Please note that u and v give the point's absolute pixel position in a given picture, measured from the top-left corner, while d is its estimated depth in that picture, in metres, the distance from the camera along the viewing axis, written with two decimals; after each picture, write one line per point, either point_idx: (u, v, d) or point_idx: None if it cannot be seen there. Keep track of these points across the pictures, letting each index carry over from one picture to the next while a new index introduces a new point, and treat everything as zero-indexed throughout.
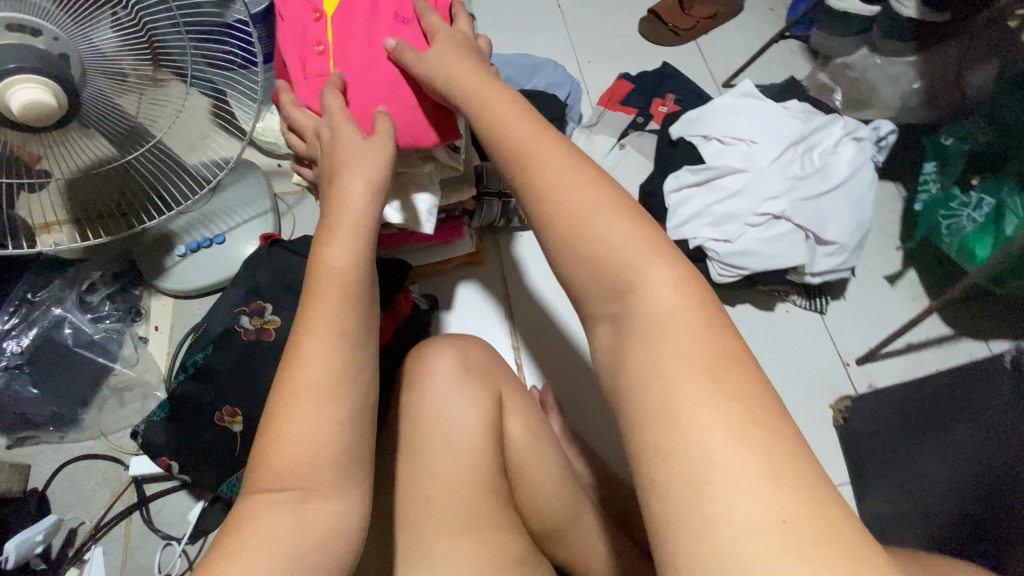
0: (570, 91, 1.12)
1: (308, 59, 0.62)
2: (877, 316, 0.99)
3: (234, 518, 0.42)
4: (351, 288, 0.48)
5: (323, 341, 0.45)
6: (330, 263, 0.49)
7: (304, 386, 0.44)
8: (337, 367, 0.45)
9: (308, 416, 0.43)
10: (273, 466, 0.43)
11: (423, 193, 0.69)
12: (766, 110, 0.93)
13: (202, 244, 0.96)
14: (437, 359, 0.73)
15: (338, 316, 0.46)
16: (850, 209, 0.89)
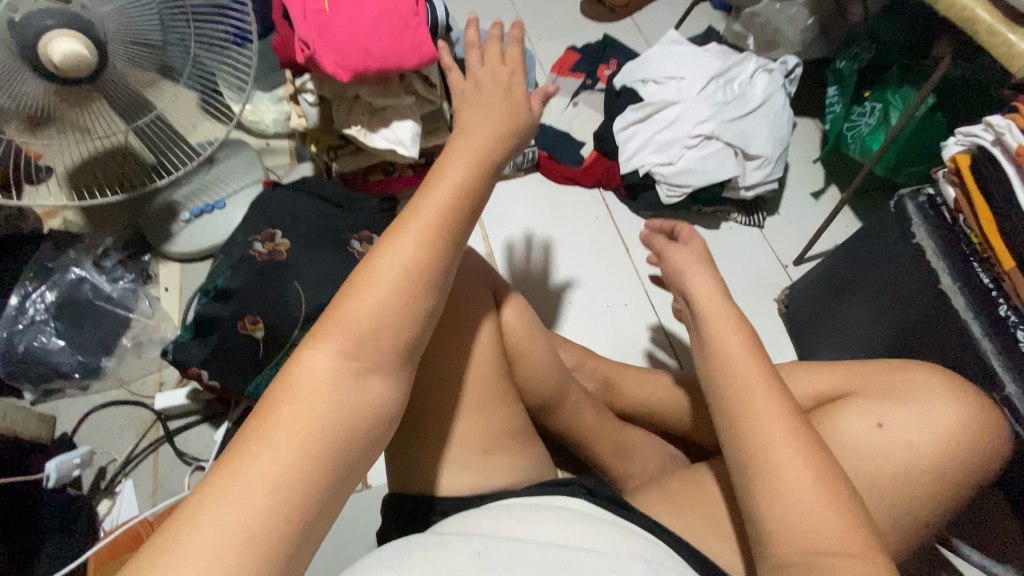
0: (524, 60, 1.27)
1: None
2: (806, 225, 1.16)
3: (285, 374, 0.43)
4: (455, 211, 0.50)
5: (416, 243, 0.47)
6: (439, 186, 0.51)
7: (389, 270, 0.46)
8: (413, 260, 0.47)
9: (388, 298, 0.45)
10: (348, 329, 0.44)
11: (407, 121, 0.85)
12: (691, 52, 1.09)
13: (205, 209, 1.05)
14: None
15: (436, 224, 0.48)
16: (769, 127, 1.05)
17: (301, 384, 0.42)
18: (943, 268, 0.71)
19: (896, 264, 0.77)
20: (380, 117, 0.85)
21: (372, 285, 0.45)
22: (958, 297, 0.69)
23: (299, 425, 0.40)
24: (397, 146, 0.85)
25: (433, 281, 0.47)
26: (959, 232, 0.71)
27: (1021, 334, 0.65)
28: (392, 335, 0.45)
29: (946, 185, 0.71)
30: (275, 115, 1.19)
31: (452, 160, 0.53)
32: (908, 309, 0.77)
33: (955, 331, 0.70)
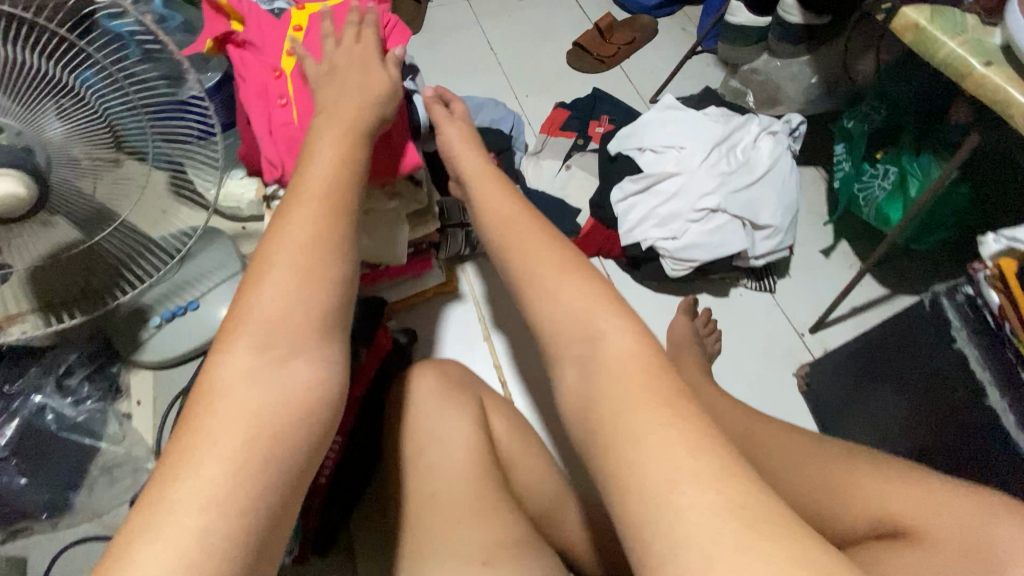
0: (513, 124, 1.21)
1: (271, 110, 0.69)
2: (820, 287, 1.09)
3: (199, 392, 0.44)
4: (334, 191, 0.53)
5: (303, 229, 0.50)
6: (312, 176, 0.54)
7: (282, 256, 0.48)
8: (306, 238, 0.50)
9: (287, 278, 0.48)
10: (254, 322, 0.46)
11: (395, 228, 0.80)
12: (689, 118, 1.03)
13: (177, 312, 0.98)
14: (419, 376, 0.82)
15: (318, 206, 0.52)
16: (777, 194, 0.99)
17: (219, 390, 0.43)
18: (990, 383, 0.64)
19: (930, 360, 0.72)
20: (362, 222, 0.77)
21: (270, 270, 0.48)
22: (1008, 415, 0.63)
23: (226, 423, 0.41)
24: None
25: (331, 253, 0.50)
26: (1001, 336, 0.63)
27: None
28: (307, 314, 0.47)
29: (987, 288, 0.64)
30: (249, 200, 1.11)
31: (326, 145, 0.57)
32: (939, 402, 0.71)
33: (995, 439, 0.64)
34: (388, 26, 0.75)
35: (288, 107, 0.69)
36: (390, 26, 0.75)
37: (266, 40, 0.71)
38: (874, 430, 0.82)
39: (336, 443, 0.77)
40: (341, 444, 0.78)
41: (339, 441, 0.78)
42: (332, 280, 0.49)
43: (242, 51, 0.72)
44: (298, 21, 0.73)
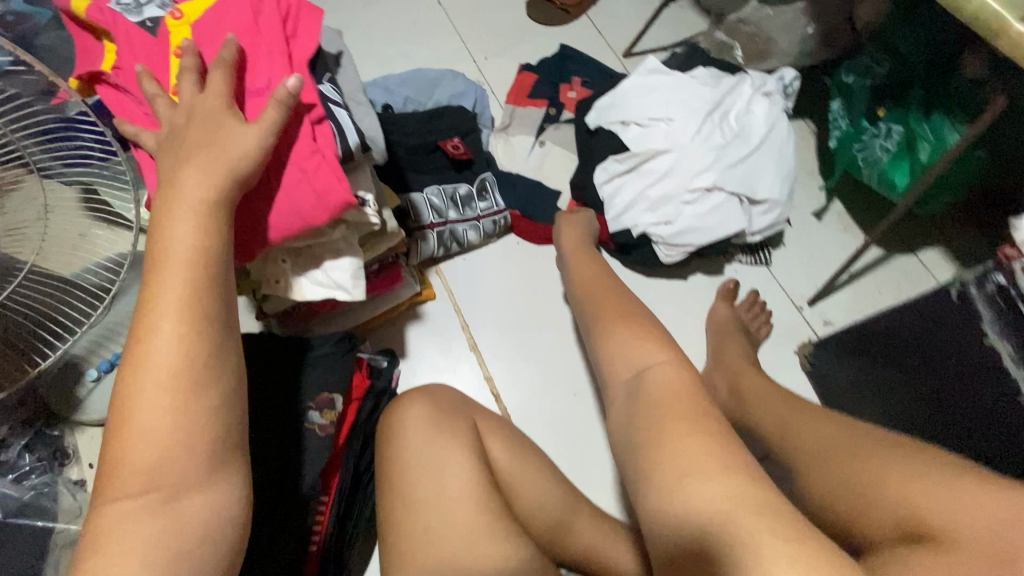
0: (475, 98, 1.06)
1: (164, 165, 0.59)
2: (821, 254, 1.04)
3: (90, 529, 0.43)
4: (206, 287, 0.49)
5: (171, 352, 0.46)
6: (172, 262, 0.49)
7: (149, 384, 0.45)
8: (179, 353, 0.46)
9: (168, 403, 0.45)
10: (137, 457, 0.44)
11: (343, 257, 0.67)
12: (676, 84, 0.92)
13: (116, 361, 0.86)
14: (408, 406, 0.75)
15: (184, 317, 0.47)
16: (774, 164, 0.90)
17: (104, 525, 0.43)
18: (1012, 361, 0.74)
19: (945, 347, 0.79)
20: (306, 256, 0.67)
21: (146, 396, 0.45)
22: None
23: (125, 554, 0.42)
24: (335, 290, 0.68)
25: (210, 370, 0.47)
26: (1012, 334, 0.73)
27: None
28: (191, 438, 0.45)
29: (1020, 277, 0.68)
30: None
31: (189, 225, 0.50)
32: (947, 375, 0.79)
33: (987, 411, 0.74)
34: (288, 18, 0.63)
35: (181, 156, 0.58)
36: (290, 14, 0.64)
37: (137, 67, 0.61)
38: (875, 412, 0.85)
39: (323, 504, 0.70)
40: (329, 503, 0.71)
41: (326, 502, 0.71)
42: (218, 400, 0.47)
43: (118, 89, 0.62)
44: (178, 38, 0.62)
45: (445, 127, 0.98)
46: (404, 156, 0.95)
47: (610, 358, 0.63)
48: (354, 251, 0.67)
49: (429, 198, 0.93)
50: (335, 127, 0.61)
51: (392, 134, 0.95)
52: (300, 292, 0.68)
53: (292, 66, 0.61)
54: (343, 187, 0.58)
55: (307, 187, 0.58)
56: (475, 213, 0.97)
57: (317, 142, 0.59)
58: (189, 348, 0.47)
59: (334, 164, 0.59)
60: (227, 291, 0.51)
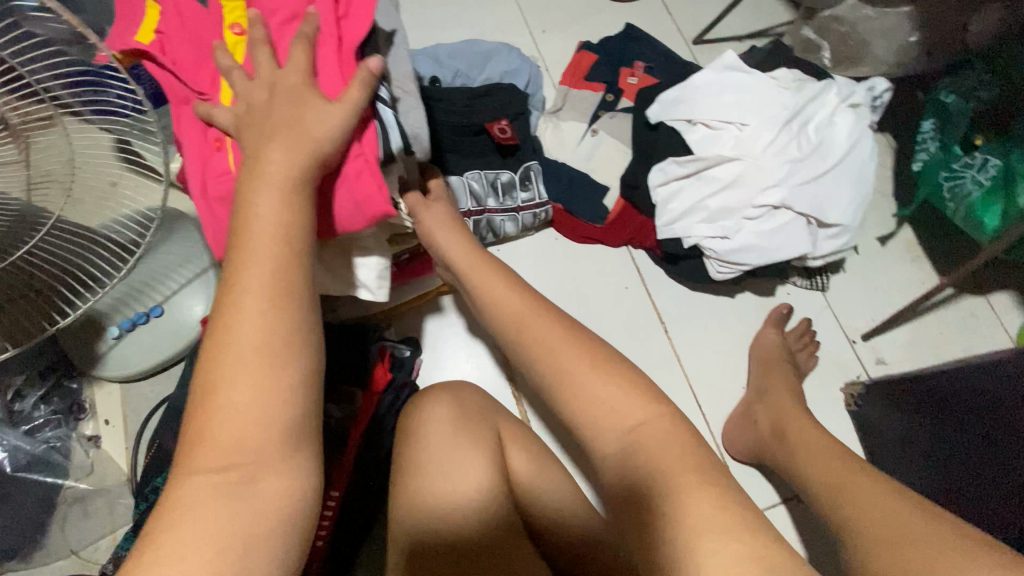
0: (528, 77, 0.98)
1: (207, 158, 0.51)
2: (885, 285, 0.96)
3: (163, 507, 0.37)
4: (294, 255, 0.42)
5: (256, 324, 0.39)
6: (258, 213, 0.42)
7: (237, 356, 0.39)
8: (267, 319, 0.39)
9: (246, 382, 0.38)
10: (215, 442, 0.37)
11: (372, 256, 0.59)
12: (752, 85, 0.84)
13: (137, 321, 0.83)
14: (434, 402, 0.72)
15: (270, 285, 0.40)
16: (851, 186, 0.82)
17: (183, 503, 0.36)
18: None
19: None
20: (334, 248, 0.58)
21: (224, 371, 0.38)
22: None
23: (199, 535, 0.35)
24: (360, 289, 0.60)
25: (294, 351, 0.40)
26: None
27: None
28: (272, 424, 0.38)
29: None
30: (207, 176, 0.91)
31: (275, 193, 0.43)
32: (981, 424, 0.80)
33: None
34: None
35: (226, 151, 0.50)
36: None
37: (189, 40, 0.51)
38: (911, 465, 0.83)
39: (333, 500, 0.68)
40: (338, 499, 0.68)
41: (337, 497, 0.69)
42: (299, 378, 0.39)
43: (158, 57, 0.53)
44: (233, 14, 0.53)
45: (497, 107, 0.91)
46: (446, 135, 0.88)
47: (588, 418, 0.50)
48: (384, 250, 0.60)
49: (469, 182, 0.87)
50: (380, 127, 0.51)
51: (439, 108, 0.88)
52: (326, 288, 0.60)
53: (343, 53, 0.50)
54: (383, 196, 0.49)
55: (346, 194, 0.49)
56: (515, 203, 0.91)
57: (359, 144, 0.49)
58: (274, 322, 0.40)
59: (378, 171, 0.49)
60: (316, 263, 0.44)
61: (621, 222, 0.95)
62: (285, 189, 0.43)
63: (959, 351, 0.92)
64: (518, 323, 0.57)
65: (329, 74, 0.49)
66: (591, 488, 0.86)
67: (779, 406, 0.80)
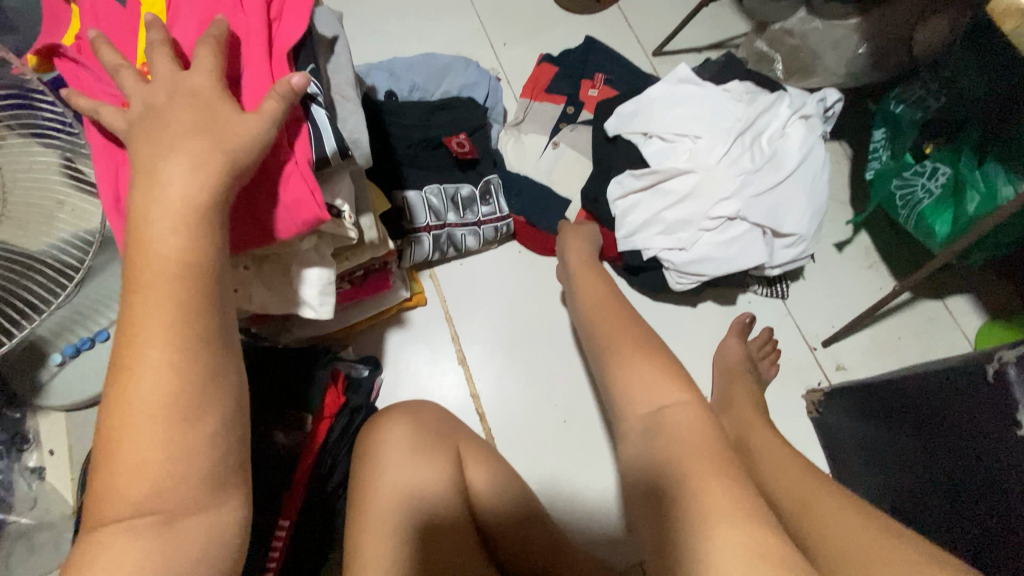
0: (488, 90, 0.98)
1: (120, 167, 0.51)
2: (844, 292, 0.97)
3: (77, 553, 0.36)
4: (198, 292, 0.39)
5: (158, 366, 0.37)
6: (157, 248, 0.39)
7: (139, 401, 0.37)
8: (170, 362, 0.38)
9: (151, 427, 0.37)
10: (124, 489, 0.36)
11: (313, 269, 0.59)
12: (707, 97, 0.84)
13: (82, 346, 0.81)
14: (389, 424, 0.69)
15: (171, 324, 0.38)
16: (806, 195, 0.83)
17: (97, 554, 0.35)
18: None
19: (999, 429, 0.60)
20: (273, 263, 0.59)
21: (129, 415, 0.37)
22: None
23: None
24: (301, 306, 0.60)
25: (203, 397, 0.38)
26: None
27: None
28: (185, 469, 0.37)
29: None
30: None
31: (171, 225, 0.40)
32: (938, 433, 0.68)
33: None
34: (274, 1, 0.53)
35: None
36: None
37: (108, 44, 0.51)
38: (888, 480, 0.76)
39: (282, 529, 0.65)
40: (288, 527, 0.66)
41: (286, 526, 0.66)
42: (214, 421, 0.38)
43: (79, 65, 0.52)
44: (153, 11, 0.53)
45: (454, 120, 0.90)
46: (403, 149, 0.86)
47: (628, 391, 0.59)
48: (326, 263, 0.60)
49: (427, 197, 0.86)
50: (313, 132, 0.53)
51: (393, 123, 0.86)
52: (265, 305, 0.60)
53: (274, 54, 0.51)
54: (314, 200, 0.49)
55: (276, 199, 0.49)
56: (476, 217, 0.90)
57: (292, 148, 0.50)
58: (174, 369, 0.38)
59: (308, 174, 0.49)
60: (223, 294, 0.42)
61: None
62: (186, 217, 0.40)
63: (916, 356, 0.93)
64: (594, 306, 0.73)
65: (254, 74, 0.49)
66: (555, 505, 0.85)
67: (742, 417, 0.80)
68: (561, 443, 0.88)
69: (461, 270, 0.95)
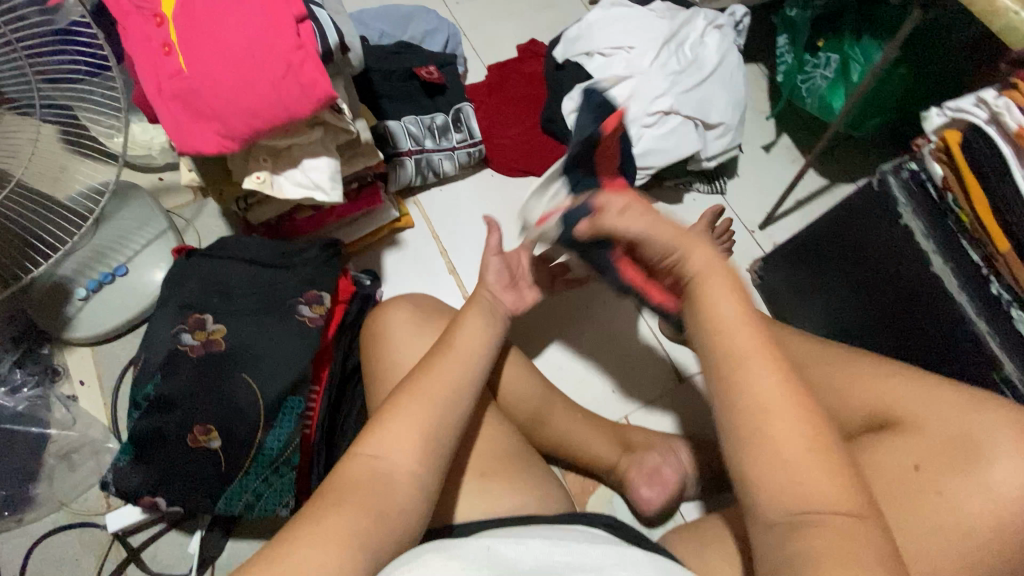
0: (447, 36, 1.09)
1: (157, 62, 0.62)
2: (773, 184, 1.13)
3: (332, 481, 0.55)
4: (466, 369, 0.64)
5: (432, 385, 0.61)
6: (458, 341, 0.67)
7: (413, 401, 0.60)
8: (447, 389, 0.61)
9: (407, 418, 0.58)
10: (378, 447, 0.57)
11: (321, 158, 0.71)
12: (636, 15, 1.00)
13: (104, 280, 0.89)
14: (390, 312, 0.75)
15: (451, 372, 0.63)
16: (726, 90, 0.99)
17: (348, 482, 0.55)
18: (933, 251, 0.68)
19: (893, 251, 0.73)
20: (286, 158, 0.70)
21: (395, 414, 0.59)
22: (951, 280, 0.67)
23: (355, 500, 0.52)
24: (314, 191, 0.71)
25: (444, 401, 0.60)
26: (984, 271, 0.66)
27: (1015, 313, 0.64)
28: (419, 438, 0.58)
29: (932, 162, 0.67)
30: (161, 146, 0.98)
31: (475, 332, 0.68)
32: (862, 274, 0.80)
33: (986, 373, 0.66)
34: None
35: (174, 54, 0.62)
36: None
37: None
38: (828, 313, 0.90)
39: (316, 394, 0.73)
40: (320, 393, 0.73)
41: (317, 392, 0.74)
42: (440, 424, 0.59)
43: None
44: None
45: (421, 55, 1.02)
46: (378, 81, 0.98)
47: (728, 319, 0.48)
48: (329, 153, 0.72)
49: (406, 125, 0.98)
50: (315, 27, 0.64)
51: (367, 61, 0.97)
52: (283, 190, 0.71)
53: None
54: (326, 80, 0.62)
55: (293, 81, 0.62)
56: (451, 143, 1.01)
57: (300, 39, 0.63)
58: (439, 392, 0.61)
59: (318, 60, 0.63)
60: (474, 359, 0.66)
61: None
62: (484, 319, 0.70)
63: None
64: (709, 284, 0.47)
65: None
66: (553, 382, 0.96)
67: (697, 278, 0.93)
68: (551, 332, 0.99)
69: (442, 193, 1.06)
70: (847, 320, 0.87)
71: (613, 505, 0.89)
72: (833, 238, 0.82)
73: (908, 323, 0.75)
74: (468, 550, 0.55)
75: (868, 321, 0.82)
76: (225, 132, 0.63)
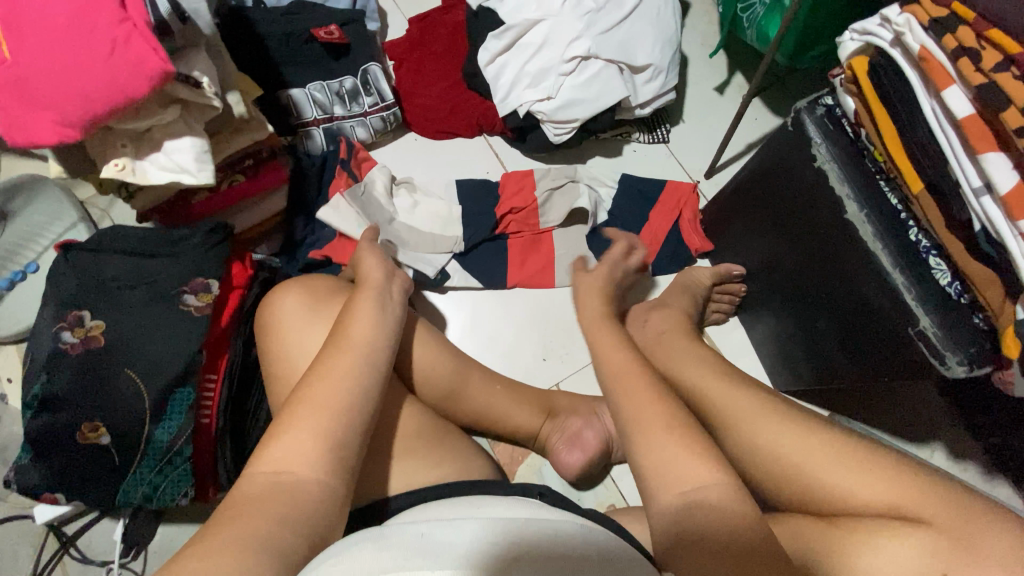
0: None
1: None
2: (719, 127, 1.05)
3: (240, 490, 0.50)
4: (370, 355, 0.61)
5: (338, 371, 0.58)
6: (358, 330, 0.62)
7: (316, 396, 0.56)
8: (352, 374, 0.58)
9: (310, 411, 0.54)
10: (286, 441, 0.53)
11: (183, 140, 0.67)
12: None
13: (16, 279, 0.89)
14: (282, 299, 0.73)
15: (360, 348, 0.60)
16: (652, 28, 0.90)
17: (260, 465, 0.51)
18: (847, 195, 0.61)
19: (815, 201, 0.66)
20: (148, 142, 0.67)
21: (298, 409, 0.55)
22: (865, 227, 0.60)
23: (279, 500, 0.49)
24: (181, 174, 0.68)
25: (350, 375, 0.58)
26: (900, 215, 0.59)
27: (933, 260, 0.57)
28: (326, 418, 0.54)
29: (844, 95, 0.59)
30: None
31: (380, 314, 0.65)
32: (790, 227, 0.72)
33: (902, 329, 0.59)
34: None
35: None
36: None
37: None
38: (764, 271, 0.83)
39: (212, 382, 0.71)
40: (218, 383, 0.72)
41: (216, 381, 0.72)
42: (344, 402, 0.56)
43: None
44: None
45: (322, 14, 0.95)
46: (276, 48, 0.92)
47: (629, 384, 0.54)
48: (194, 133, 0.68)
49: (311, 93, 0.93)
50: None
51: (262, 27, 0.91)
52: (147, 176, 0.68)
53: None
54: (157, 55, 0.58)
55: (120, 59, 0.57)
56: (362, 108, 0.95)
57: (126, 11, 0.57)
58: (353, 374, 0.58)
59: (147, 33, 0.57)
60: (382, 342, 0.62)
61: (514, 184, 0.95)
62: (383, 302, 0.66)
63: None
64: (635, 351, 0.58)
65: None
66: (483, 357, 0.92)
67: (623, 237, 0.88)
68: (482, 303, 0.95)
69: None
70: (778, 279, 0.79)
71: (541, 474, 0.89)
72: (765, 184, 0.74)
73: (831, 283, 0.68)
74: (398, 538, 0.46)
75: (797, 281, 0.75)
76: (61, 121, 0.59)
